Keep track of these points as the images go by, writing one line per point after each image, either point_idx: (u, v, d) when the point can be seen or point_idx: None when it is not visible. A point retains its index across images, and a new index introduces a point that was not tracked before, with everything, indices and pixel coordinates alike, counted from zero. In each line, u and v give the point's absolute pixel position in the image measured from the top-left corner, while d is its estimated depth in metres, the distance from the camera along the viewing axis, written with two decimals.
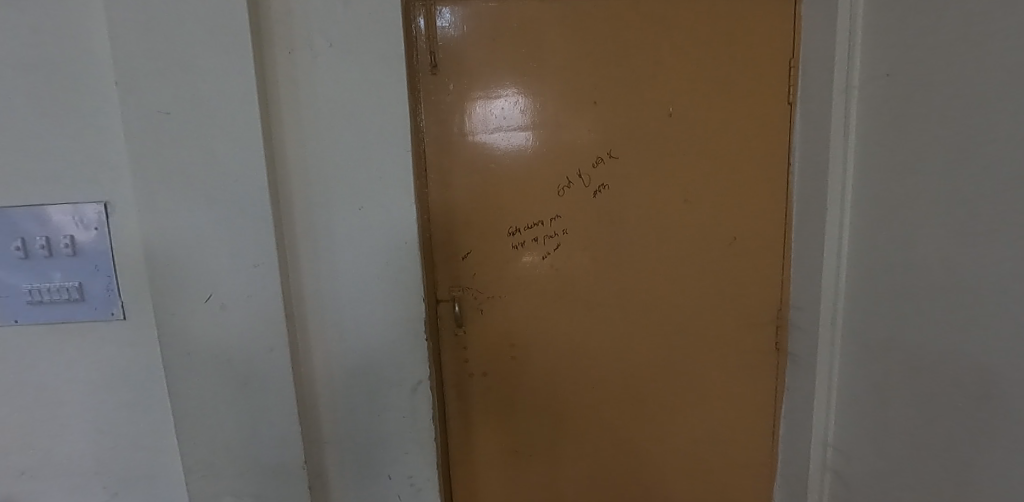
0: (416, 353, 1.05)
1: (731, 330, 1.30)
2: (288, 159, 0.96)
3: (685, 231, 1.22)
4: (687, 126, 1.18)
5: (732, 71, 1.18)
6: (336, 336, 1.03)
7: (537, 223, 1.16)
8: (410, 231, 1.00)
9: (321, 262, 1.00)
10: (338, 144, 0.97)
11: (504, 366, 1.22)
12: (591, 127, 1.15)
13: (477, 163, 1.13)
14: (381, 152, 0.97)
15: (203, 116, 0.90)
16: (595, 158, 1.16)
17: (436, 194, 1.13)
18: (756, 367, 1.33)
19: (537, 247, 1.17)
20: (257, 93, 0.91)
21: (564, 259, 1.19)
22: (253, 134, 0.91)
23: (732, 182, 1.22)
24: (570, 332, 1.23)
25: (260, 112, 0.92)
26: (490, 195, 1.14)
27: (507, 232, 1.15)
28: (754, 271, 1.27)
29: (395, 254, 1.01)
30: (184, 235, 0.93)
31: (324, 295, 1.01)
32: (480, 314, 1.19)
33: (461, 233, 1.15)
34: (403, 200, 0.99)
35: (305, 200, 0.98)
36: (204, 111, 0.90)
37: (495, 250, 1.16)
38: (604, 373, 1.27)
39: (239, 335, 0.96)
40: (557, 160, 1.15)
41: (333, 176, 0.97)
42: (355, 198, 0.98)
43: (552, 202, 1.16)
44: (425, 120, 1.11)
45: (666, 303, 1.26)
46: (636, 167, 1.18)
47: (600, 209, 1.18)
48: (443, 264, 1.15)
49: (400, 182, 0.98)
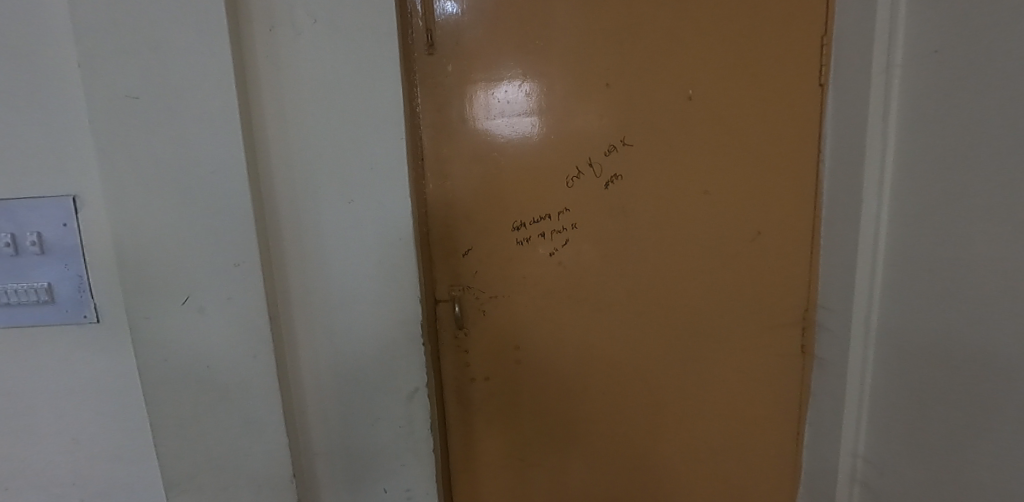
0: (412, 358, 0.97)
1: (754, 332, 1.20)
2: (270, 148, 0.88)
3: (705, 225, 1.12)
4: (709, 111, 1.08)
5: (757, 50, 1.07)
6: (325, 340, 0.95)
7: (545, 216, 1.07)
8: (405, 227, 0.91)
9: (308, 261, 0.92)
10: (325, 132, 0.88)
11: (508, 370, 1.13)
12: (603, 112, 1.05)
13: (478, 151, 1.04)
14: (372, 140, 0.89)
15: (175, 101, 0.81)
16: (607, 146, 1.06)
17: (434, 186, 1.04)
18: (779, 371, 1.23)
19: (544, 243, 1.08)
20: (234, 75, 0.82)
21: (573, 256, 1.10)
22: (230, 120, 0.82)
23: (757, 173, 1.12)
24: (579, 333, 1.14)
25: (238, 96, 0.83)
26: (493, 187, 1.05)
27: (512, 226, 1.06)
28: (779, 269, 1.17)
29: (388, 251, 0.92)
30: (157, 232, 0.85)
31: (312, 296, 0.93)
32: (483, 315, 1.10)
33: (462, 228, 1.06)
34: (397, 193, 0.90)
35: (290, 194, 0.89)
36: (176, 96, 0.81)
37: (498, 246, 1.07)
38: (616, 377, 1.18)
39: (220, 340, 0.89)
40: (566, 148, 1.05)
41: (319, 167, 0.89)
42: (344, 191, 0.90)
43: (560, 194, 1.06)
44: (422, 105, 1.02)
45: (683, 303, 1.16)
46: (652, 156, 1.08)
47: (613, 202, 1.08)
48: (442, 262, 1.07)
49: (393, 173, 0.90)
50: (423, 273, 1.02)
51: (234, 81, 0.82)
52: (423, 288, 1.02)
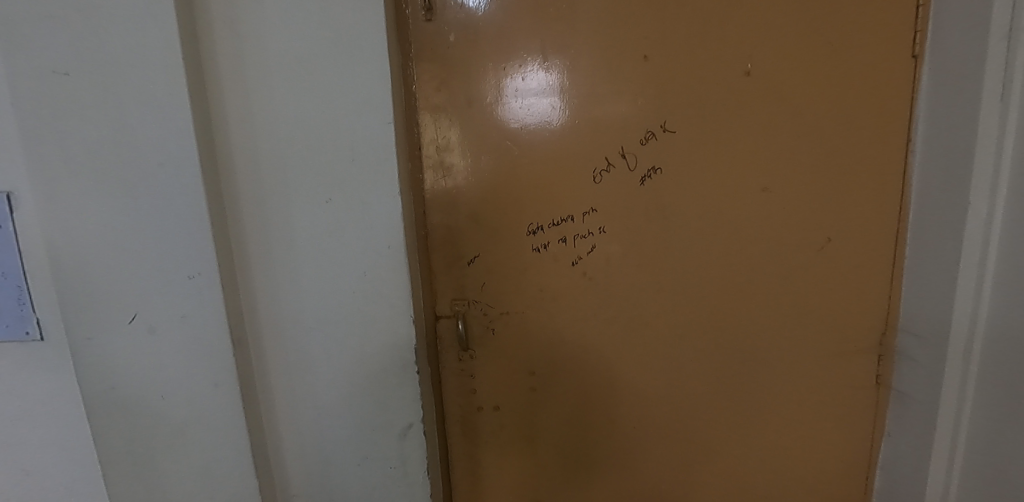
0: (404, 389, 0.80)
1: (818, 358, 1.00)
2: (233, 136, 0.73)
3: (762, 230, 0.92)
4: (771, 90, 0.87)
5: (836, 11, 0.86)
6: (302, 365, 0.80)
7: (568, 219, 0.89)
8: (395, 233, 0.75)
9: (280, 272, 0.76)
10: (297, 117, 0.72)
11: (522, 399, 0.96)
12: (639, 92, 0.86)
13: (486, 139, 0.86)
14: (354, 125, 0.72)
15: (112, 77, 0.66)
16: (644, 133, 0.87)
17: (434, 181, 0.87)
18: (849, 404, 1.03)
19: (567, 251, 0.90)
20: (182, 46, 0.67)
21: (601, 266, 0.91)
22: (178, 100, 0.67)
23: (828, 166, 0.91)
24: (607, 357, 0.96)
25: (188, 71, 0.68)
26: (505, 182, 0.88)
27: (528, 231, 0.89)
28: (853, 283, 0.96)
29: (375, 262, 0.76)
30: (99, 236, 0.70)
31: (286, 314, 0.78)
32: (491, 335, 0.93)
33: (468, 232, 0.89)
34: (384, 191, 0.74)
35: (257, 192, 0.74)
36: (113, 70, 0.66)
37: (511, 255, 0.89)
38: (651, 408, 1.00)
39: (176, 365, 0.75)
40: (593, 136, 0.87)
41: (290, 159, 0.73)
42: (321, 188, 0.74)
43: (587, 192, 0.88)
44: (418, 83, 0.85)
45: (733, 322, 0.97)
46: (699, 146, 0.88)
47: (650, 201, 0.89)
48: (444, 272, 0.90)
49: (380, 167, 0.73)
50: (421, 285, 0.86)
51: (183, 52, 0.66)
52: (421, 304, 0.85)
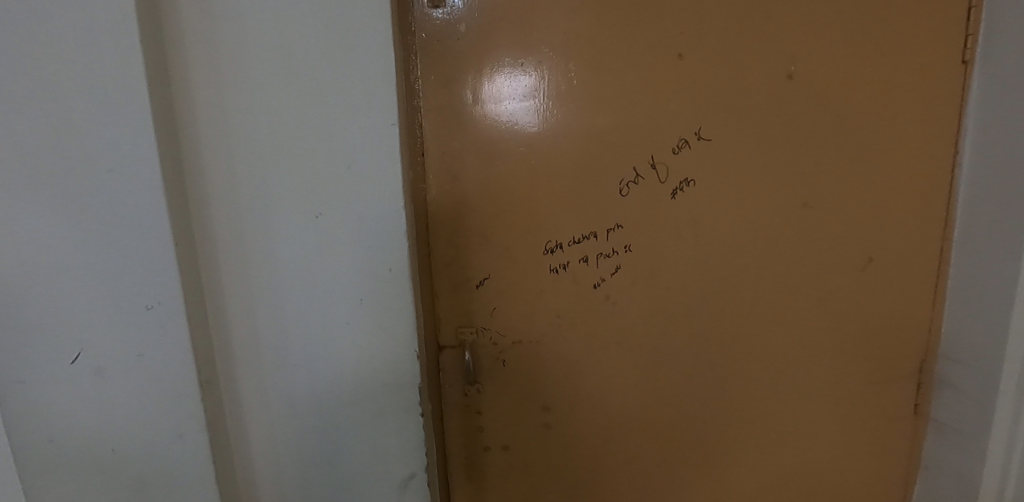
0: (405, 435, 0.69)
1: (854, 387, 0.92)
2: (203, 137, 0.60)
3: (799, 249, 0.84)
4: (815, 95, 0.79)
5: (888, 10, 0.78)
6: (284, 408, 0.68)
7: (590, 236, 0.79)
8: (398, 254, 0.64)
9: (259, 300, 0.65)
10: (281, 115, 0.60)
11: (534, 436, 0.86)
12: (672, 95, 0.77)
13: (499, 145, 0.76)
14: (351, 127, 0.61)
15: (44, 58, 0.52)
16: (676, 141, 0.78)
17: (439, 192, 0.76)
18: (885, 436, 0.95)
19: (588, 271, 0.80)
20: (142, 25, 0.54)
21: (626, 289, 0.81)
22: (131, 92, 0.54)
23: (872, 179, 0.83)
24: (628, 389, 0.86)
25: (148, 57, 0.55)
26: (520, 193, 0.77)
27: (546, 249, 0.78)
28: (894, 306, 0.89)
29: (373, 288, 0.64)
30: (31, 259, 0.56)
31: (266, 348, 0.66)
32: (502, 366, 0.82)
33: (477, 250, 0.78)
34: (386, 205, 0.62)
35: (233, 204, 0.62)
36: (45, 49, 0.52)
37: (526, 276, 0.79)
38: (675, 443, 0.90)
39: (130, 414, 0.62)
40: (620, 143, 0.77)
41: (273, 166, 0.61)
42: (309, 201, 0.62)
43: (612, 206, 0.78)
44: (422, 79, 0.74)
45: (765, 350, 0.88)
46: (736, 156, 0.79)
47: (681, 217, 0.80)
48: (449, 295, 0.79)
49: (381, 177, 0.62)
50: (423, 311, 0.75)
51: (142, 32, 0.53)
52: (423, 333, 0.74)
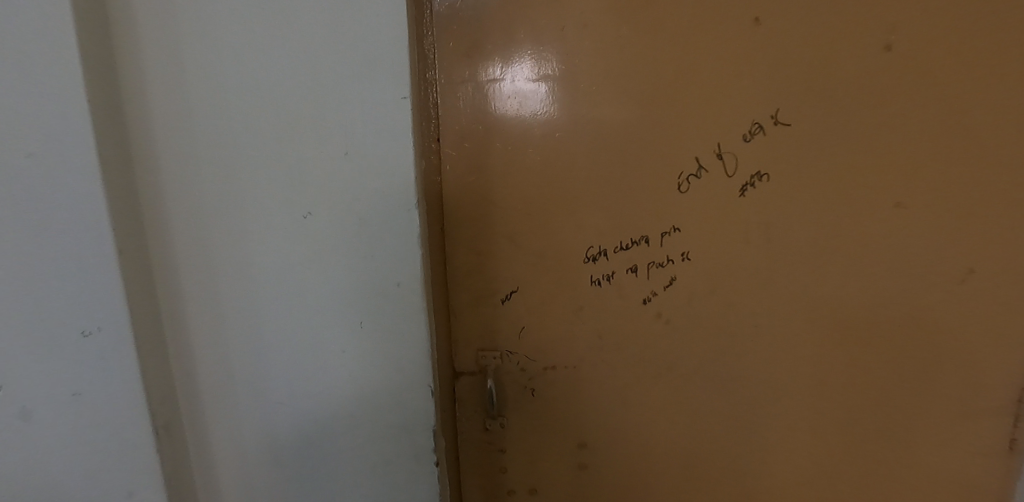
0: (417, 490, 0.55)
1: (942, 419, 0.78)
2: (159, 113, 0.47)
3: (887, 258, 0.70)
4: (918, 70, 0.64)
5: None
6: (265, 456, 0.54)
7: (641, 241, 0.65)
8: (409, 265, 0.50)
9: (231, 322, 0.51)
10: (258, 85, 0.46)
11: (568, 477, 0.72)
12: (744, 70, 0.63)
13: (531, 129, 0.62)
14: (349, 100, 0.47)
15: None
16: (748, 125, 0.64)
17: (457, 186, 0.63)
18: (975, 475, 0.81)
19: (638, 283, 0.66)
20: None
21: (682, 304, 0.67)
22: (61, 51, 0.41)
23: (983, 174, 0.68)
24: (679, 423, 0.72)
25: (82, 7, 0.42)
26: (556, 189, 0.63)
27: (587, 257, 0.65)
28: (998, 326, 0.74)
29: (377, 308, 0.50)
30: None
31: (241, 382, 0.52)
32: (531, 395, 0.68)
33: (503, 257, 0.64)
34: (394, 202, 0.48)
35: (197, 200, 0.48)
36: None
37: (562, 289, 0.65)
38: (732, 484, 0.76)
39: (68, 470, 0.48)
40: (679, 129, 0.63)
41: (247, 150, 0.47)
42: (295, 196, 0.48)
43: (668, 205, 0.64)
44: (437, 49, 0.60)
45: (846, 379, 0.74)
46: (819, 145, 0.65)
47: (750, 219, 0.66)
48: (469, 311, 0.65)
49: (387, 165, 0.48)
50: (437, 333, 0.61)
51: None
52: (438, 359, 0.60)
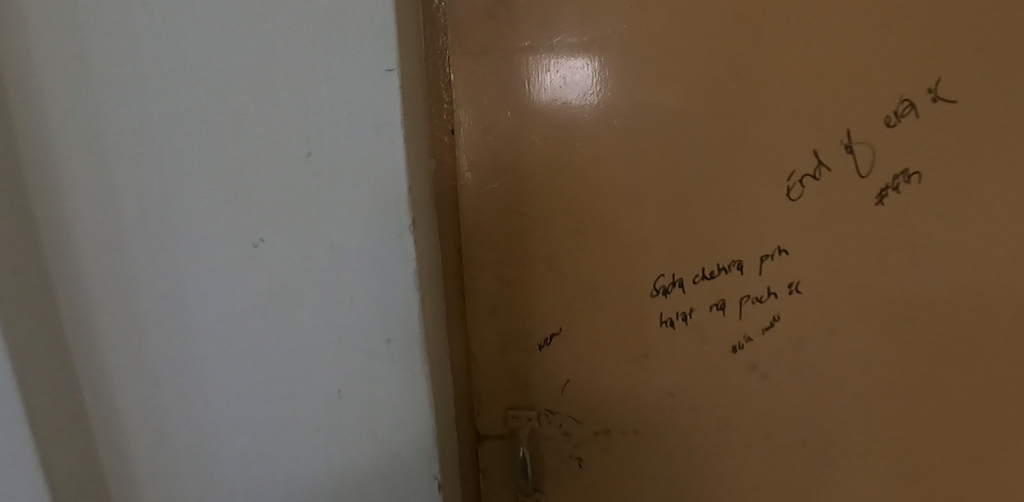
0: None
1: None
2: (44, 97, 0.32)
3: None
4: None
5: None
6: None
7: (732, 268, 0.47)
8: (404, 315, 0.34)
9: (166, 389, 0.37)
10: (179, 53, 0.31)
11: None
12: (895, 21, 0.43)
13: (579, 117, 0.46)
14: (310, 71, 0.31)
15: None
16: (898, 104, 0.43)
17: (478, 194, 0.47)
18: None
19: (725, 324, 0.48)
20: None
21: (788, 354, 0.49)
22: None
23: None
24: None
25: None
26: (612, 197, 0.46)
27: (654, 289, 0.48)
28: None
29: (360, 371, 0.36)
30: None
31: (183, 464, 0.38)
32: (577, 466, 0.52)
33: (540, 288, 0.48)
34: (376, 224, 0.32)
35: (107, 222, 0.34)
36: None
37: (620, 330, 0.48)
38: None
39: None
40: (793, 111, 0.44)
41: (168, 149, 0.32)
42: (240, 214, 0.33)
43: (771, 218, 0.46)
44: (449, 8, 0.45)
45: None
46: (1011, 128, 0.44)
47: (895, 239, 0.46)
48: (496, 358, 0.50)
49: (362, 171, 0.32)
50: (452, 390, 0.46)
51: None
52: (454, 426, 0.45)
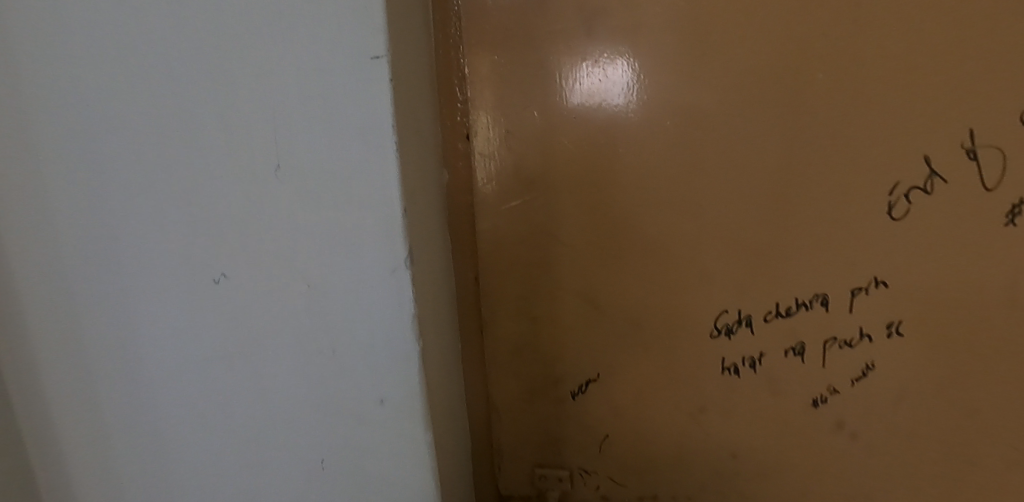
0: None
1: None
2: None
3: None
4: None
5: None
6: None
7: (812, 303, 0.38)
8: (401, 372, 0.27)
9: (120, 451, 0.30)
10: (114, 36, 0.24)
11: None
12: None
13: (621, 118, 0.38)
14: (277, 57, 0.23)
15: None
16: None
17: (499, 212, 0.40)
18: None
19: (801, 372, 0.40)
20: None
21: (883, 410, 0.39)
22: None
23: None
24: None
25: None
26: (660, 217, 0.39)
27: (713, 326, 0.40)
28: None
29: (346, 441, 0.28)
30: None
31: None
32: None
33: (572, 325, 0.41)
34: (362, 259, 0.25)
35: (46, 253, 0.28)
36: None
37: (670, 375, 0.41)
38: None
39: None
40: (901, 104, 0.35)
41: (107, 167, 0.26)
42: (194, 247, 0.26)
43: (866, 241, 0.37)
44: None
45: None
46: None
47: None
48: (519, 405, 0.44)
49: (342, 191, 0.24)
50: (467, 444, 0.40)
51: None
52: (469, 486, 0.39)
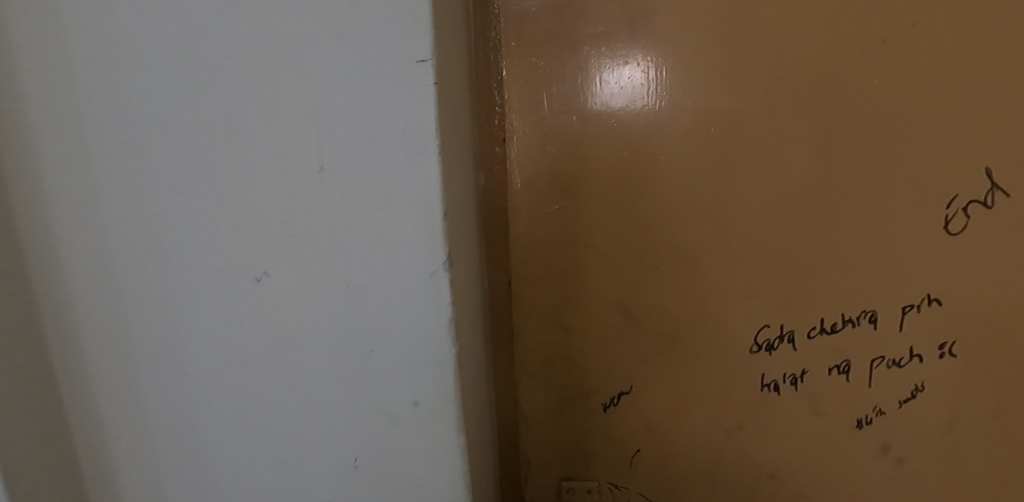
0: None
1: None
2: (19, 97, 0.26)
3: None
4: None
5: None
6: None
7: (856, 321, 0.39)
8: (437, 376, 0.27)
9: (159, 447, 0.31)
10: (176, 40, 0.25)
11: None
12: None
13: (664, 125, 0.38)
14: (327, 62, 0.24)
15: None
16: None
17: (533, 220, 0.40)
18: None
19: (843, 390, 0.40)
20: None
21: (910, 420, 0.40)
22: None
23: None
24: None
25: None
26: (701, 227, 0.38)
27: (756, 342, 0.40)
28: None
29: (381, 448, 0.29)
30: None
31: None
32: None
33: (604, 335, 0.41)
34: (402, 268, 0.25)
35: (96, 256, 0.28)
36: None
37: (704, 389, 0.41)
38: None
39: None
40: (942, 127, 0.35)
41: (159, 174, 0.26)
42: (240, 253, 0.27)
43: (897, 250, 0.37)
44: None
45: None
46: None
47: None
48: (548, 413, 0.43)
49: (386, 201, 0.25)
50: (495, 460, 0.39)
51: None
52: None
